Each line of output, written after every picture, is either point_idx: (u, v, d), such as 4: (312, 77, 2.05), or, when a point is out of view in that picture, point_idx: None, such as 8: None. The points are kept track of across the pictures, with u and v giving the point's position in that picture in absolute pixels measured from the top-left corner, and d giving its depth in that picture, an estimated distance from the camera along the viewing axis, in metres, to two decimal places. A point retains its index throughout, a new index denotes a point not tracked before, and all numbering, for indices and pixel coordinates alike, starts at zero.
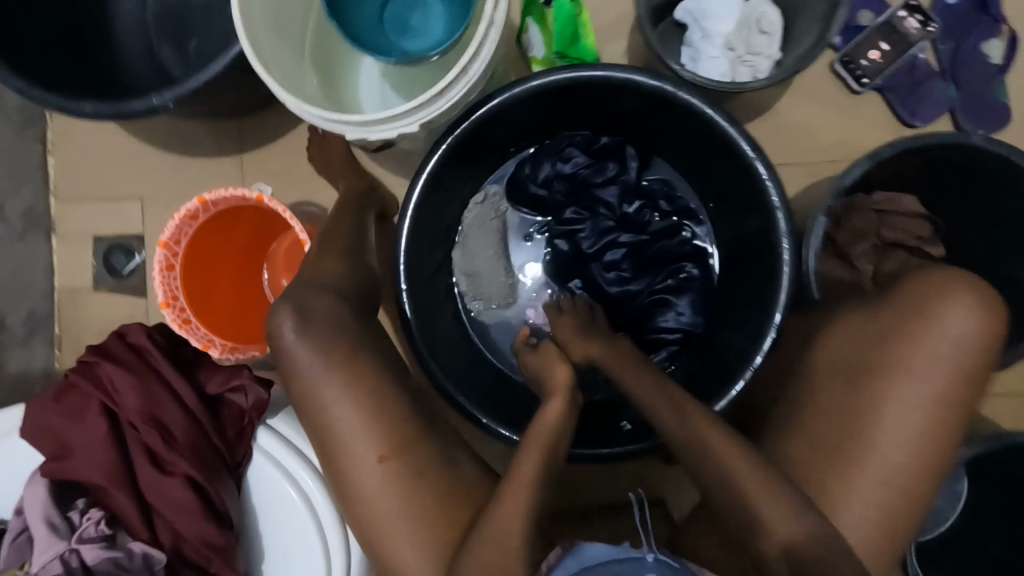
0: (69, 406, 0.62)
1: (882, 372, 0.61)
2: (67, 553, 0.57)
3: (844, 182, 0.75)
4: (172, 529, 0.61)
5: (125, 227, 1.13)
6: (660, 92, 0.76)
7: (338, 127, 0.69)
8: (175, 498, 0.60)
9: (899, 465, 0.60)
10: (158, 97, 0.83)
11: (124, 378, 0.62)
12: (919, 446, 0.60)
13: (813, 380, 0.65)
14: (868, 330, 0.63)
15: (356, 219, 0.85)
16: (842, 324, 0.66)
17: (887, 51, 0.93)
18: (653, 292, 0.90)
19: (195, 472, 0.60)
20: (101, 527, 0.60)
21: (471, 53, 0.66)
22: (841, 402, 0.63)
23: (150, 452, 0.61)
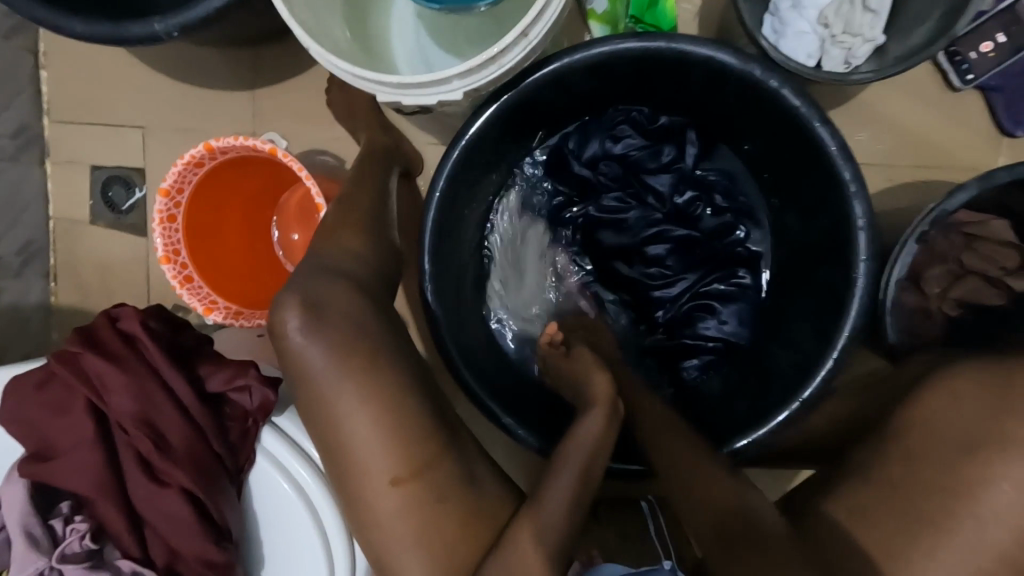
0: (53, 401, 0.56)
1: (987, 451, 0.55)
2: (50, 571, 0.54)
3: (944, 209, 0.66)
4: (167, 546, 0.56)
5: (124, 158, 1.04)
6: (746, 76, 0.65)
7: (368, 86, 0.59)
8: (169, 513, 0.55)
9: (983, 562, 0.53)
10: (160, 22, 0.71)
11: (115, 373, 0.55)
12: (1010, 543, 0.53)
13: (899, 443, 0.59)
14: (982, 402, 0.56)
15: (380, 187, 0.76)
16: (945, 386, 0.59)
17: (1003, 44, 0.80)
18: (696, 295, 0.83)
19: (191, 483, 0.54)
20: (86, 542, 0.55)
21: (535, 13, 0.55)
22: (934, 477, 0.56)
23: (143, 459, 0.56)
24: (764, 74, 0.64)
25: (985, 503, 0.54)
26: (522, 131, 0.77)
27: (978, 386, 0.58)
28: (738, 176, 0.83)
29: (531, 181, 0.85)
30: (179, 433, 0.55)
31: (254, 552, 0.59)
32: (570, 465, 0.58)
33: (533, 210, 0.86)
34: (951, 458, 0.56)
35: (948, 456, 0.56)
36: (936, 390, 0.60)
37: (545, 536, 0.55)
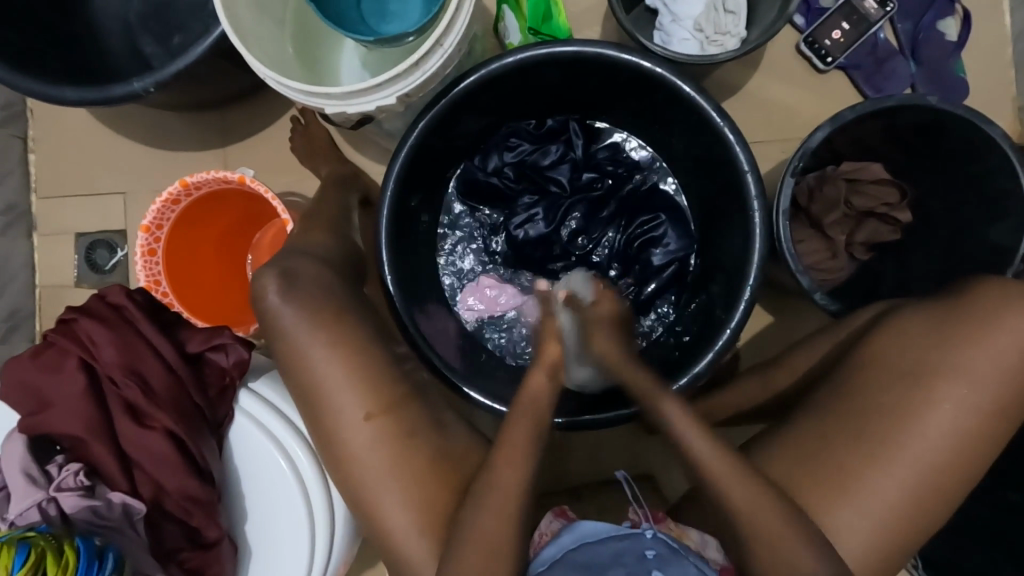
0: (46, 361, 0.62)
1: (931, 377, 0.59)
2: (45, 501, 0.57)
3: (810, 145, 0.77)
4: (153, 481, 0.61)
5: (106, 222, 1.12)
6: (631, 64, 0.78)
7: (318, 101, 0.71)
8: (156, 450, 0.60)
9: (921, 460, 0.58)
10: (139, 82, 0.84)
11: (104, 332, 0.62)
12: (946, 438, 0.58)
13: (852, 374, 0.64)
14: (927, 336, 0.61)
15: (341, 201, 0.86)
16: (892, 327, 0.64)
17: (848, 30, 0.97)
18: (638, 237, 0.93)
19: (177, 426, 0.60)
20: (80, 477, 0.58)
21: (445, 26, 0.69)
22: (882, 402, 0.61)
23: (131, 407, 0.61)
24: (641, 59, 0.77)
25: (926, 417, 0.59)
26: (446, 148, 0.89)
27: (926, 323, 0.62)
28: (624, 142, 0.97)
29: (453, 209, 0.97)
30: (164, 383, 0.62)
31: (236, 507, 0.64)
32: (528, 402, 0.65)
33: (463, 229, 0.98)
34: (899, 384, 0.60)
35: (892, 384, 0.61)
36: (888, 331, 0.64)
37: (513, 461, 0.59)
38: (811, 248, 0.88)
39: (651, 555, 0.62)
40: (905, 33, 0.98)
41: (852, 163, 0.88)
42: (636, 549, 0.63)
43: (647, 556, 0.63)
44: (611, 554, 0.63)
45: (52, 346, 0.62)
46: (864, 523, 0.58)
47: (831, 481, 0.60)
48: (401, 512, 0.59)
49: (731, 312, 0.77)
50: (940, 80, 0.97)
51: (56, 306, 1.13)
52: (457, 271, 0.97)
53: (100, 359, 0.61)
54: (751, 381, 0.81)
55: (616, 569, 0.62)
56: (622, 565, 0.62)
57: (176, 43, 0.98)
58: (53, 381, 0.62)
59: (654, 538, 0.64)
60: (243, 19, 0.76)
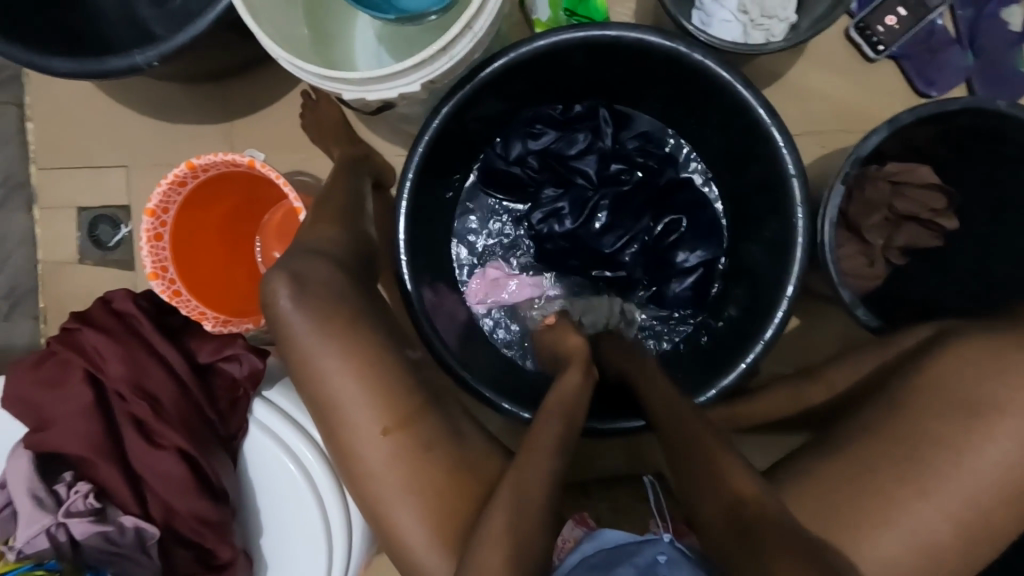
0: (50, 376, 0.60)
1: (986, 412, 0.59)
2: (54, 527, 0.54)
3: (863, 151, 0.72)
4: (164, 504, 0.59)
5: (108, 196, 1.07)
6: (673, 53, 0.72)
7: (333, 86, 0.66)
8: (167, 472, 0.58)
9: (967, 498, 0.58)
10: (141, 54, 0.78)
11: (111, 345, 0.61)
12: (994, 478, 0.58)
13: (904, 401, 0.64)
14: (985, 366, 0.61)
15: (355, 187, 0.81)
16: (948, 352, 0.64)
17: (904, 17, 0.89)
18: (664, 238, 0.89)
19: (186, 444, 0.59)
20: (89, 500, 0.57)
21: (476, 7, 0.63)
22: (933, 430, 0.60)
23: (139, 423, 0.59)
24: (681, 46, 0.71)
25: (982, 456, 0.58)
26: (463, 137, 0.84)
27: (986, 351, 0.62)
28: (656, 130, 0.91)
29: (469, 199, 0.93)
30: (174, 400, 0.61)
31: (249, 520, 0.62)
32: (552, 415, 0.62)
33: (482, 219, 0.93)
34: (952, 414, 0.60)
35: (944, 415, 0.61)
36: (946, 359, 0.64)
37: (537, 480, 0.57)
38: (846, 252, 0.84)
39: (663, 559, 0.58)
40: (965, 21, 0.90)
41: (898, 165, 0.83)
42: (648, 553, 0.59)
43: (659, 561, 0.58)
44: (623, 558, 0.59)
45: (55, 358, 0.60)
46: (906, 559, 0.57)
47: (870, 507, 0.59)
48: (416, 527, 0.57)
49: (765, 322, 0.74)
50: (997, 74, 0.90)
51: (57, 282, 1.10)
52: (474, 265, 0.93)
53: (106, 373, 0.60)
54: (783, 393, 0.80)
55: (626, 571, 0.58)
56: (633, 566, 0.58)
57: (178, 6, 0.92)
58: (56, 396, 0.60)
59: (671, 542, 0.62)
60: None
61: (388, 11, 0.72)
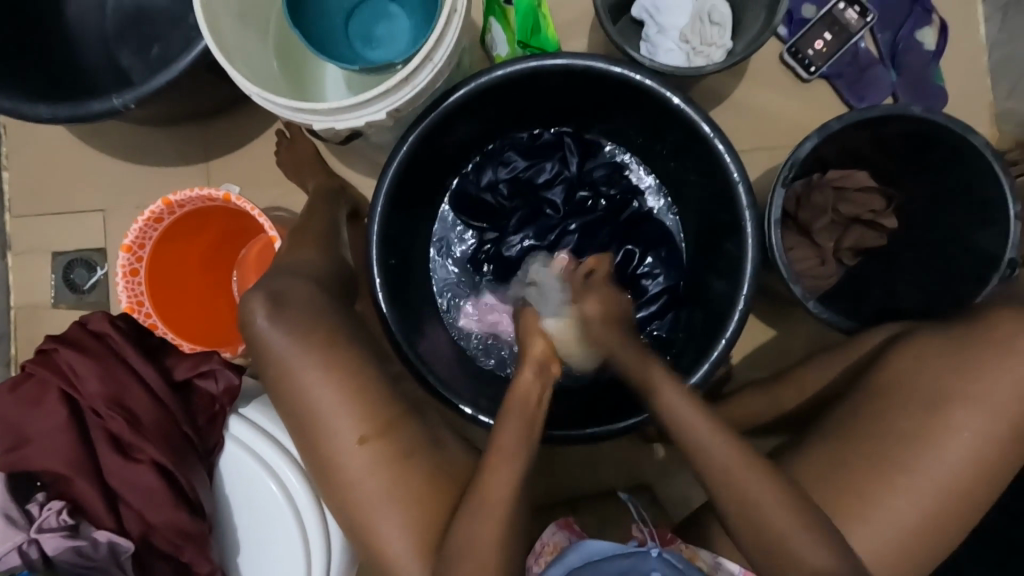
0: (26, 395, 0.60)
1: (946, 404, 0.62)
2: (26, 544, 0.54)
3: (800, 155, 0.78)
4: (142, 517, 0.59)
5: (85, 240, 1.09)
6: (622, 78, 0.78)
7: (305, 117, 0.70)
8: (144, 485, 0.58)
9: (935, 481, 0.60)
10: (119, 98, 0.82)
11: (87, 363, 0.60)
12: (960, 463, 0.60)
13: (873, 396, 0.66)
14: (944, 359, 0.64)
15: (329, 214, 0.84)
16: (910, 353, 0.66)
17: (831, 41, 0.98)
18: (631, 264, 0.93)
19: (165, 458, 0.59)
20: (63, 517, 0.56)
21: (434, 41, 0.68)
22: (899, 425, 0.63)
23: (116, 439, 0.59)
24: (629, 71, 0.78)
25: (943, 445, 0.61)
26: (431, 166, 0.88)
27: (942, 349, 0.65)
28: (620, 159, 0.97)
29: (444, 224, 0.98)
30: (150, 416, 0.60)
31: (226, 537, 0.62)
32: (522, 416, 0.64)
33: (457, 248, 0.98)
34: (916, 407, 0.63)
35: (906, 407, 0.63)
36: (906, 355, 0.67)
37: (513, 479, 0.58)
38: (800, 253, 0.89)
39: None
40: (886, 42, 0.99)
41: (840, 171, 0.90)
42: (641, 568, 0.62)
43: None
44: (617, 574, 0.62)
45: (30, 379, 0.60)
46: (879, 542, 0.60)
47: (846, 501, 0.61)
48: (397, 536, 0.58)
49: (723, 326, 0.78)
50: (919, 88, 0.99)
51: (31, 327, 1.10)
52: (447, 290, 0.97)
53: (81, 392, 0.60)
54: (757, 396, 0.83)
55: None
56: None
57: (155, 56, 0.96)
58: (33, 417, 0.60)
59: (660, 556, 0.62)
60: (227, 35, 0.74)
61: (356, 62, 0.80)
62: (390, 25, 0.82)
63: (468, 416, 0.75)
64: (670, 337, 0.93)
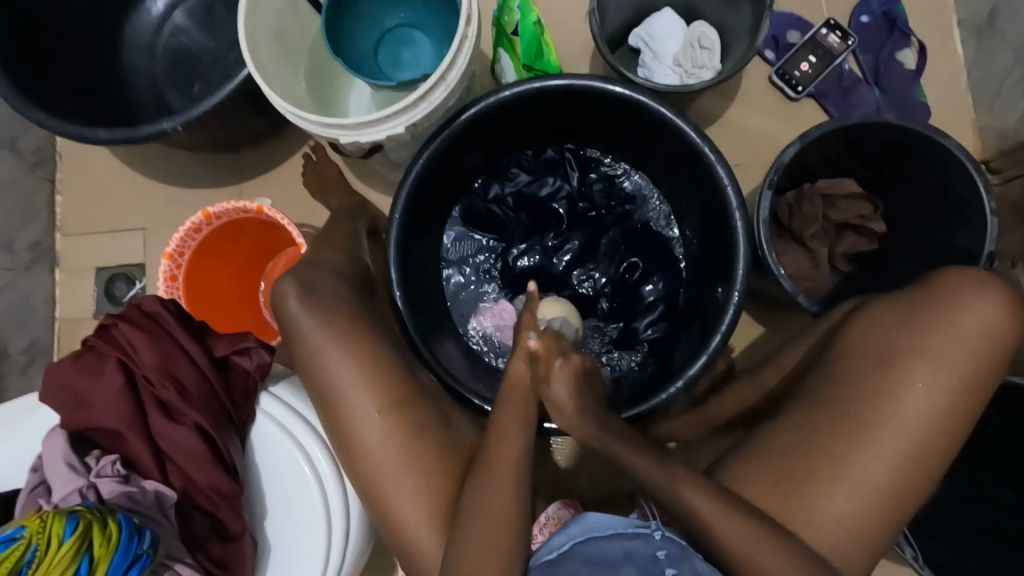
0: (86, 364, 0.65)
1: (899, 361, 0.63)
2: (86, 488, 0.59)
3: (782, 161, 0.85)
4: (183, 472, 0.64)
5: (126, 256, 1.18)
6: (619, 96, 0.86)
7: (333, 132, 0.78)
8: (183, 443, 0.63)
9: (901, 442, 0.62)
10: (168, 122, 0.92)
11: (141, 336, 0.65)
12: (914, 421, 0.62)
13: (835, 364, 0.68)
14: (898, 325, 0.65)
15: (351, 225, 0.92)
16: (866, 319, 0.68)
17: (815, 63, 1.06)
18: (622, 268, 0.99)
19: (206, 421, 0.64)
20: (117, 466, 0.61)
21: (448, 63, 0.76)
22: (861, 387, 0.64)
23: (163, 404, 0.64)
24: (624, 90, 0.85)
25: (897, 400, 0.62)
26: (444, 183, 0.96)
27: (893, 315, 0.66)
28: (619, 174, 1.04)
29: (454, 234, 1.04)
30: (195, 384, 0.65)
31: (255, 499, 0.67)
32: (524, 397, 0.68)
33: (459, 255, 1.04)
34: (874, 367, 0.65)
35: (864, 365, 0.65)
36: (861, 324, 0.68)
37: (518, 454, 0.63)
38: (792, 258, 0.94)
39: (663, 555, 0.62)
40: (867, 63, 1.07)
41: (828, 181, 0.95)
42: (646, 551, 0.62)
43: (658, 557, 0.62)
44: (620, 552, 0.62)
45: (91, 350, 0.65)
46: (851, 503, 0.62)
47: (816, 459, 0.64)
48: (414, 504, 0.62)
49: (719, 322, 0.82)
50: (903, 103, 1.05)
51: (74, 338, 1.18)
52: (459, 294, 1.04)
53: (136, 361, 0.65)
54: (747, 386, 0.84)
55: (627, 568, 0.61)
56: (634, 564, 0.61)
57: (198, 90, 1.07)
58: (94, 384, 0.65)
59: (663, 539, 0.64)
60: (268, 62, 0.84)
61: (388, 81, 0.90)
62: (414, 50, 0.92)
63: (476, 406, 0.80)
64: (667, 340, 0.97)
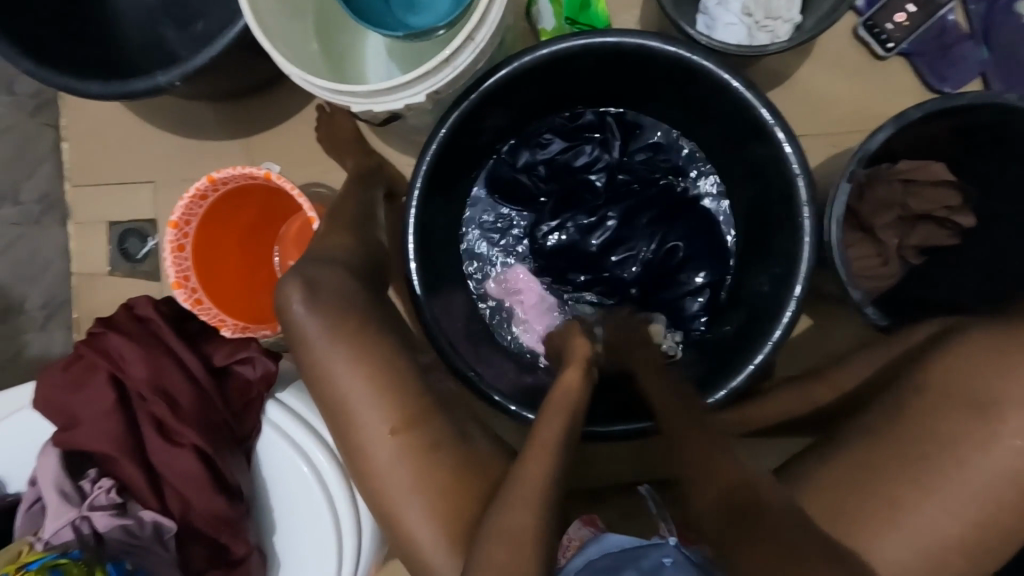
0: (75, 377, 0.63)
1: (994, 410, 0.56)
2: (79, 520, 0.58)
3: (869, 148, 0.72)
4: (182, 500, 0.62)
5: (137, 211, 1.12)
6: (675, 58, 0.73)
7: (345, 100, 0.68)
8: (184, 469, 0.61)
9: (981, 497, 0.56)
10: (164, 75, 0.82)
11: (133, 350, 0.64)
12: (1001, 483, 0.56)
13: (909, 403, 0.61)
14: (991, 362, 0.58)
15: (367, 196, 0.84)
16: (950, 352, 0.61)
17: (914, 13, 0.88)
18: (661, 249, 0.89)
19: (204, 443, 0.61)
20: (111, 495, 0.60)
21: (478, 19, 0.64)
22: (944, 432, 0.58)
23: (158, 422, 0.62)
24: (684, 51, 0.72)
25: (984, 454, 0.56)
26: (468, 152, 0.86)
27: (986, 354, 0.59)
28: (668, 141, 0.91)
29: (478, 207, 0.94)
30: (191, 399, 0.63)
31: (263, 518, 0.65)
32: (552, 417, 0.63)
33: (484, 229, 0.95)
34: (960, 413, 0.58)
35: (948, 406, 0.59)
36: (946, 357, 0.61)
37: (547, 483, 0.57)
38: (858, 252, 0.84)
39: (668, 562, 0.62)
40: (977, 15, 0.89)
41: (911, 163, 0.82)
42: (653, 556, 0.63)
43: (665, 563, 0.62)
44: (629, 559, 0.63)
45: (80, 362, 0.63)
46: (911, 556, 0.56)
47: (880, 511, 0.58)
48: (427, 523, 0.59)
49: (770, 326, 0.74)
50: (1014, 68, 0.88)
51: (90, 294, 1.16)
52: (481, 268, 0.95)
53: (128, 376, 0.63)
54: (791, 396, 0.78)
55: (633, 570, 0.62)
56: (638, 567, 0.62)
57: (199, 30, 0.96)
58: (81, 397, 0.63)
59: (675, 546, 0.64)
60: (268, 10, 0.73)
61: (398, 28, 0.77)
62: None
63: (498, 404, 0.75)
64: (708, 334, 0.89)
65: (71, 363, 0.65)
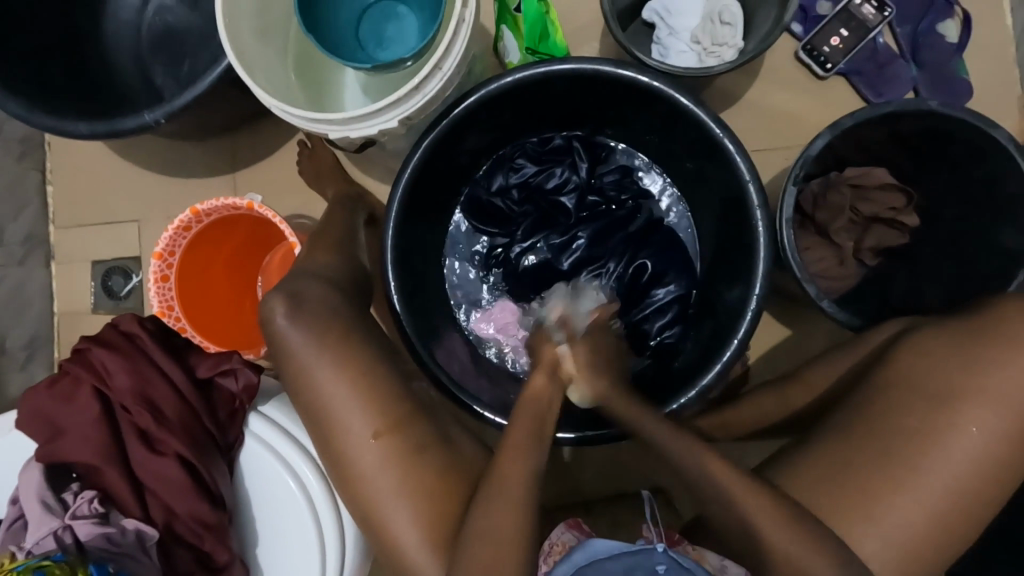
0: (61, 392, 0.64)
1: (955, 400, 0.60)
2: (61, 530, 0.58)
3: (810, 153, 0.78)
4: (165, 506, 0.63)
5: (122, 248, 1.15)
6: (630, 80, 0.79)
7: (321, 126, 0.73)
8: (167, 476, 0.62)
9: (950, 486, 0.58)
10: (150, 114, 0.86)
11: (117, 361, 0.64)
12: (966, 470, 0.59)
13: (877, 395, 0.64)
14: (950, 355, 0.62)
15: (348, 220, 0.87)
16: (913, 348, 0.65)
17: (847, 37, 0.96)
18: (631, 264, 0.93)
19: (187, 451, 0.63)
20: (94, 505, 0.60)
21: (443, 50, 0.70)
22: (906, 424, 0.61)
23: (142, 432, 0.63)
24: (638, 74, 0.78)
25: (945, 442, 0.59)
26: (444, 177, 0.90)
27: (948, 345, 0.63)
28: (634, 164, 0.98)
29: (457, 230, 0.99)
30: (175, 410, 0.64)
31: (245, 529, 0.67)
32: None
33: (463, 250, 0.99)
34: (923, 405, 0.61)
35: (913, 400, 0.62)
36: (904, 350, 0.65)
37: (529, 482, 0.59)
38: (817, 255, 0.87)
39: (662, 569, 0.60)
40: (905, 36, 0.98)
41: (857, 169, 0.87)
42: (645, 563, 0.60)
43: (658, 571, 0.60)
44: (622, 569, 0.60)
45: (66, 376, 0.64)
46: (886, 546, 0.58)
47: (851, 499, 0.60)
48: (411, 529, 0.60)
49: (736, 325, 0.77)
50: (943, 82, 0.97)
51: (73, 332, 1.16)
52: (461, 286, 0.99)
53: (113, 388, 0.64)
54: (765, 395, 0.80)
55: None
56: None
57: (185, 74, 1.01)
58: (69, 410, 0.64)
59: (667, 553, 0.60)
60: (248, 48, 0.78)
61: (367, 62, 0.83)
62: (399, 25, 0.85)
63: (478, 414, 0.77)
64: (680, 342, 0.92)
65: (56, 379, 0.66)
